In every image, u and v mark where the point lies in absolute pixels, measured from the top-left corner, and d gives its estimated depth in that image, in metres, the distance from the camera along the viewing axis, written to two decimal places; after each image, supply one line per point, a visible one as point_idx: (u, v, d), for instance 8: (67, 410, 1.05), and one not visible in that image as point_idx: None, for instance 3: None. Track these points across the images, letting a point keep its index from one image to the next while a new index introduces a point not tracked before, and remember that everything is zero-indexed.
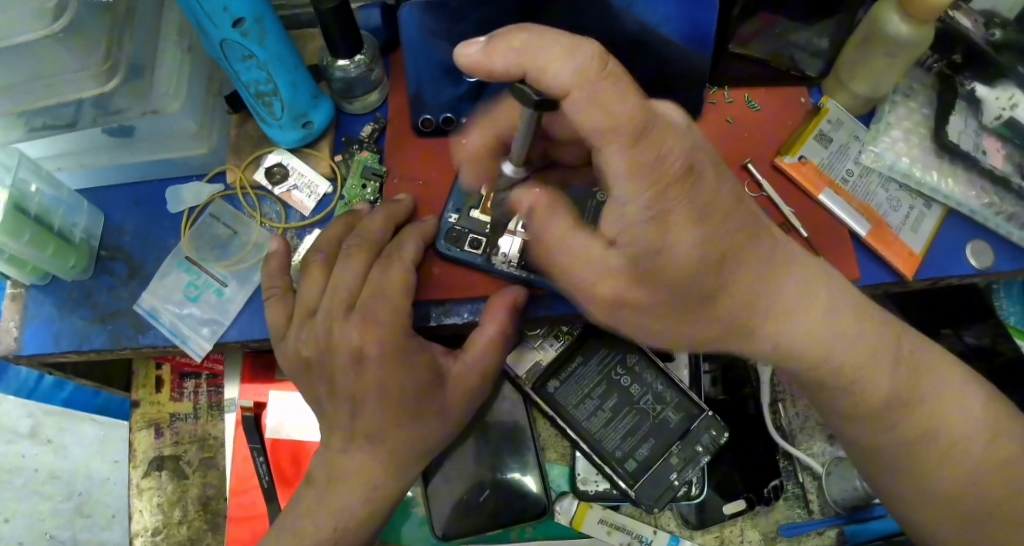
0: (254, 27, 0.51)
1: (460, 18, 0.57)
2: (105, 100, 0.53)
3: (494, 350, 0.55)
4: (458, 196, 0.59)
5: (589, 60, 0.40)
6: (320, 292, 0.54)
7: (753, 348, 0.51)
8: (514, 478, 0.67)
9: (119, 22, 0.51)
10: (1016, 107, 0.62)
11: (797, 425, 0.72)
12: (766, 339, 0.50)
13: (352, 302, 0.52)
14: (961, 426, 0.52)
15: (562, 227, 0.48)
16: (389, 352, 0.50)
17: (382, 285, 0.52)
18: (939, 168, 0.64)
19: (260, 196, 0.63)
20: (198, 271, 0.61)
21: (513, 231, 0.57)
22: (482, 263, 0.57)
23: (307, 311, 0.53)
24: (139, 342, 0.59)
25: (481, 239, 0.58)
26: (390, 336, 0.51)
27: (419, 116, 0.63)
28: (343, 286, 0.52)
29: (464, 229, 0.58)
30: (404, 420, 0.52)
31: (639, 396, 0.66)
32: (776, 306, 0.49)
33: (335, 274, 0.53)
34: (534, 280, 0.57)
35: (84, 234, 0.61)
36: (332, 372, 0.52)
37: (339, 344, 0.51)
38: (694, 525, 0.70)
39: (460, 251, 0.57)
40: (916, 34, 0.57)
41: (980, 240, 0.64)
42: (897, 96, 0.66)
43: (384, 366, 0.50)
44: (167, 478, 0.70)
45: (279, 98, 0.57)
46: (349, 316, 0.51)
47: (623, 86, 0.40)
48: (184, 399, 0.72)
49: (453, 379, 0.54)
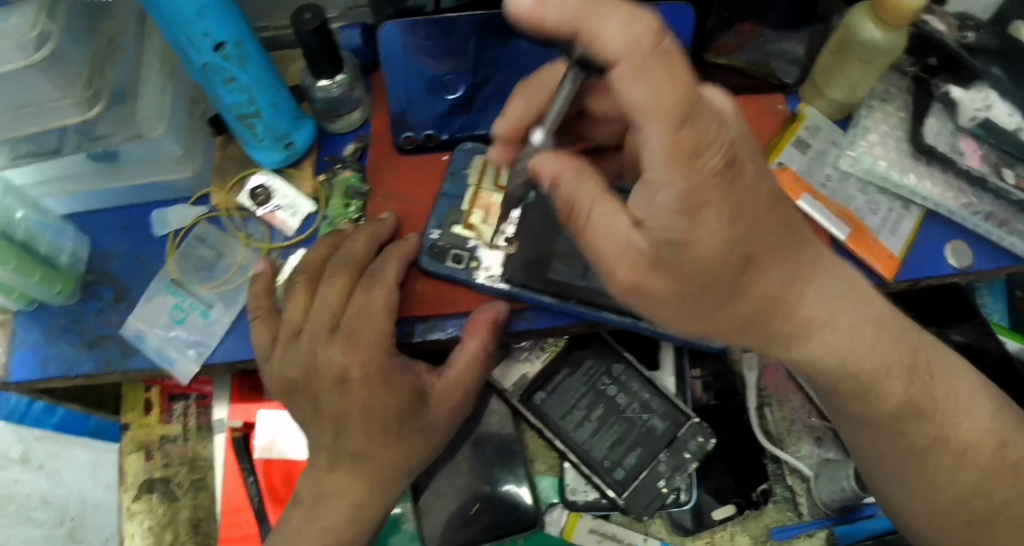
0: (235, 50, 0.53)
1: (444, 32, 0.60)
2: (89, 126, 0.54)
3: (477, 366, 0.55)
4: (441, 212, 0.60)
5: (646, 30, 0.33)
6: (305, 313, 0.54)
7: (773, 326, 0.45)
8: (508, 490, 0.67)
9: (101, 51, 0.52)
10: (991, 109, 0.64)
11: (784, 429, 0.73)
12: (781, 323, 0.45)
13: (336, 323, 0.52)
14: (971, 426, 0.52)
15: (584, 203, 0.41)
16: (372, 372, 0.51)
17: (367, 304, 0.52)
18: (917, 170, 0.65)
19: (244, 217, 0.63)
20: (184, 293, 0.61)
21: (496, 245, 0.59)
22: (465, 278, 0.57)
23: (291, 332, 0.54)
24: (127, 366, 0.59)
25: (464, 254, 0.58)
26: (374, 356, 0.51)
27: (400, 134, 0.63)
28: (326, 306, 0.53)
29: (447, 244, 0.58)
30: (389, 439, 0.52)
31: (626, 404, 0.66)
32: (797, 284, 0.44)
33: (320, 295, 0.53)
34: (519, 294, 0.57)
35: (71, 259, 0.61)
36: (317, 392, 0.52)
37: (324, 367, 0.51)
38: (688, 530, 0.69)
39: (443, 266, 0.58)
40: (887, 41, 0.58)
41: (959, 240, 0.65)
42: (874, 100, 0.67)
43: (367, 384, 0.51)
44: (157, 501, 0.70)
45: (261, 119, 0.58)
46: (333, 337, 0.52)
47: (680, 64, 0.33)
48: (173, 421, 0.72)
49: (439, 395, 0.54)
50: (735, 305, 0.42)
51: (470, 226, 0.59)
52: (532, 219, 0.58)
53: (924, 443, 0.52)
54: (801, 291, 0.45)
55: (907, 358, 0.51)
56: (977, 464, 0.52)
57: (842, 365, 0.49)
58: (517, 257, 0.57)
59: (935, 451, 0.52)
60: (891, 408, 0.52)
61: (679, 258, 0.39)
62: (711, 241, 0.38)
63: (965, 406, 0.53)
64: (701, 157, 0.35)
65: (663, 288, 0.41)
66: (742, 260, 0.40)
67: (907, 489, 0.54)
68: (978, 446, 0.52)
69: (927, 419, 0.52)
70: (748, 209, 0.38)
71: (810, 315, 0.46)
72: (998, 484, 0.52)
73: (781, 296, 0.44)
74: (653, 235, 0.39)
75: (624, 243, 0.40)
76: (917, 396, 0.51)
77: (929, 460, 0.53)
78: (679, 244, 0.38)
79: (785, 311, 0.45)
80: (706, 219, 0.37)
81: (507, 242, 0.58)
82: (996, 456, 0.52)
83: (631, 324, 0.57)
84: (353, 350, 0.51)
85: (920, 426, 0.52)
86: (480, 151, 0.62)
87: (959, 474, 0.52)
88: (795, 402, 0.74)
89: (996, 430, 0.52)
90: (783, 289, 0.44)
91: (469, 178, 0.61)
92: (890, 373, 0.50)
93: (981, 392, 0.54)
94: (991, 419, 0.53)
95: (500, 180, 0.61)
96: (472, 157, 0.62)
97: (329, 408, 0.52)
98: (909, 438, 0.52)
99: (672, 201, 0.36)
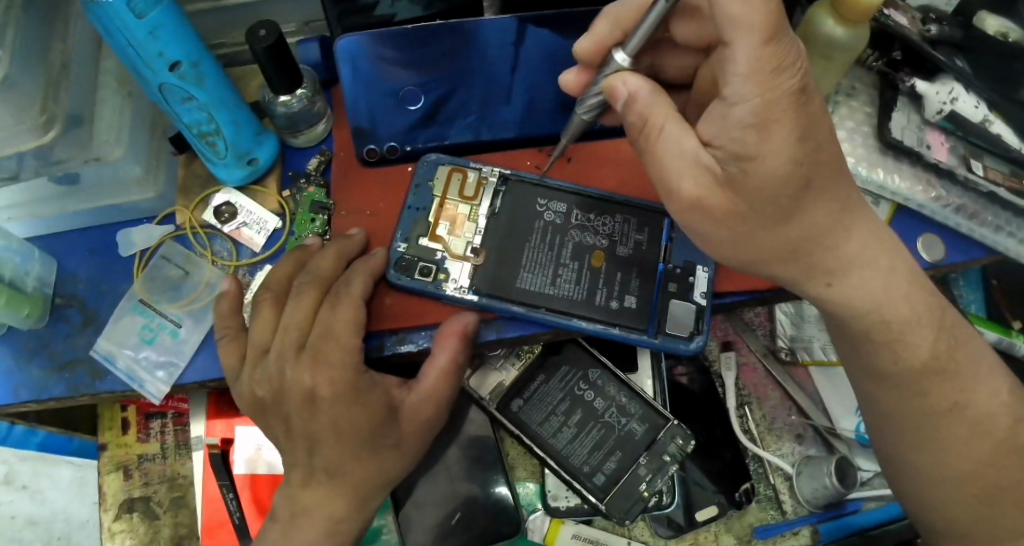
0: (191, 70, 0.53)
1: (415, 46, 0.63)
2: (46, 151, 0.53)
3: (449, 380, 0.54)
4: (407, 225, 0.60)
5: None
6: (272, 331, 0.54)
7: (817, 258, 0.48)
8: (500, 493, 0.67)
9: (56, 75, 0.51)
10: (956, 101, 0.62)
11: (765, 428, 0.73)
12: (825, 254, 0.49)
13: (304, 341, 0.52)
14: (985, 400, 0.51)
15: (657, 119, 0.46)
16: (340, 391, 0.50)
17: (332, 322, 0.52)
18: (885, 166, 0.64)
19: (210, 235, 0.63)
20: (152, 314, 0.60)
21: (464, 257, 0.58)
22: (432, 291, 0.57)
23: (258, 351, 0.53)
24: (98, 389, 0.59)
25: (431, 266, 0.58)
26: (342, 373, 0.50)
27: (363, 147, 0.63)
28: (292, 325, 0.52)
29: (414, 257, 0.58)
30: (363, 453, 0.51)
31: (603, 409, 0.66)
32: (849, 218, 0.48)
33: (286, 314, 0.53)
34: (489, 305, 0.57)
35: (37, 282, 0.61)
36: (286, 411, 0.51)
37: (291, 385, 0.51)
38: (681, 526, 0.69)
39: (410, 279, 0.58)
40: (850, 36, 0.58)
41: (931, 234, 0.66)
42: (839, 96, 0.66)
43: (337, 403, 0.50)
44: (138, 520, 0.71)
45: (221, 137, 0.58)
46: (300, 355, 0.51)
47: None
48: (151, 440, 0.72)
49: (410, 410, 0.53)
50: (789, 228, 0.46)
51: (437, 238, 0.59)
52: (496, 229, 0.59)
53: (944, 407, 0.50)
54: (847, 232, 0.48)
55: (935, 310, 0.51)
56: (991, 437, 0.50)
57: (872, 309, 0.50)
58: (483, 269, 0.58)
59: (953, 418, 0.50)
60: (917, 364, 0.51)
61: (743, 170, 0.43)
62: (777, 157, 0.43)
63: (985, 371, 0.52)
64: (780, 76, 0.41)
65: (723, 204, 0.45)
66: (801, 184, 0.44)
67: (918, 476, 0.51)
68: (996, 417, 0.50)
69: (937, 391, 0.50)
70: (816, 133, 0.43)
71: (853, 251, 0.49)
72: (1004, 465, 0.50)
73: (831, 224, 0.47)
74: (720, 151, 0.44)
75: (690, 160, 0.45)
76: (943, 351, 0.51)
77: (946, 432, 0.50)
78: (745, 159, 0.43)
79: (833, 242, 0.48)
80: (775, 134, 0.42)
81: (474, 253, 0.58)
82: (1013, 430, 0.50)
83: (601, 329, 0.57)
84: (321, 368, 0.50)
85: (943, 386, 0.50)
86: (444, 161, 0.62)
87: (971, 445, 0.50)
88: (774, 400, 0.74)
89: (1011, 407, 0.51)
90: (830, 220, 0.47)
91: (433, 189, 0.61)
92: (914, 322, 0.50)
93: (1000, 367, 0.53)
94: (1010, 393, 0.51)
95: (466, 191, 0.61)
96: (436, 168, 0.62)
97: (300, 427, 0.51)
98: (929, 398, 0.51)
99: (748, 114, 0.42)
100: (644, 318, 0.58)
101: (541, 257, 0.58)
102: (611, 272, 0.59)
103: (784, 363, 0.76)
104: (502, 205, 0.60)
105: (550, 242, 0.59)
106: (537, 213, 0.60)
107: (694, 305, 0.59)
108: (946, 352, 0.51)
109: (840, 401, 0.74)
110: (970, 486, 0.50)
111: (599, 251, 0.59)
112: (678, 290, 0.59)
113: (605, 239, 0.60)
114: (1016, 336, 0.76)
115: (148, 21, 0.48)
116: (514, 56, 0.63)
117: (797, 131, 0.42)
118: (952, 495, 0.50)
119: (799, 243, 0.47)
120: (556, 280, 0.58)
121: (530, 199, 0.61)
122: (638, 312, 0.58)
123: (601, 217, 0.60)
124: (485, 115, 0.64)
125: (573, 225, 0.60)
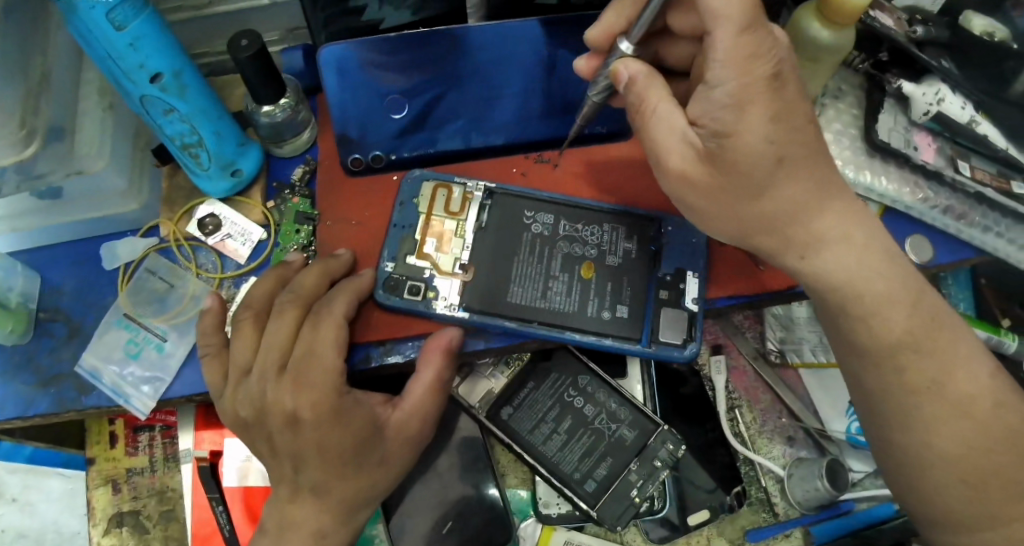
0: (173, 81, 0.52)
1: (400, 50, 0.60)
2: (28, 166, 0.52)
3: (435, 396, 0.55)
4: (394, 244, 0.59)
5: None
6: (254, 349, 0.53)
7: (793, 233, 0.48)
8: (491, 494, 0.67)
9: (35, 88, 0.51)
10: (943, 102, 0.62)
11: (756, 430, 0.73)
12: (797, 230, 0.48)
13: (285, 362, 0.51)
14: (966, 386, 0.48)
15: (653, 98, 0.47)
16: (323, 413, 0.49)
17: (315, 343, 0.51)
18: (871, 167, 0.64)
19: (194, 247, 0.63)
20: (137, 328, 0.60)
21: (453, 273, 0.58)
22: (422, 310, 0.57)
23: (241, 372, 0.52)
24: (83, 404, 0.58)
25: (419, 285, 0.57)
26: (325, 397, 0.49)
27: (348, 155, 0.63)
28: (275, 345, 0.51)
29: (402, 276, 0.58)
30: (347, 471, 0.51)
31: (593, 415, 0.66)
32: (810, 208, 0.47)
33: (268, 333, 0.52)
34: (476, 322, 0.57)
35: (21, 297, 0.60)
36: (270, 430, 0.51)
37: (273, 407, 0.50)
38: (675, 527, 0.69)
39: (399, 299, 0.57)
40: (837, 39, 0.58)
41: (920, 235, 0.66)
42: (826, 98, 0.66)
43: (320, 425, 0.49)
44: (128, 535, 0.70)
45: (205, 148, 0.58)
46: (282, 376, 0.50)
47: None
48: (139, 453, 0.72)
49: (394, 428, 0.53)
50: (762, 203, 0.47)
51: (424, 256, 0.58)
52: (484, 244, 0.59)
53: (922, 386, 0.48)
54: (814, 218, 0.48)
55: (909, 287, 0.50)
56: (972, 420, 0.47)
57: (846, 283, 0.49)
58: (474, 284, 0.57)
59: (931, 395, 0.48)
60: (881, 342, 0.49)
61: (722, 146, 0.44)
62: (753, 135, 0.44)
63: (963, 357, 0.49)
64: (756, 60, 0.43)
65: (709, 179, 0.46)
66: (774, 161, 0.45)
67: (903, 481, 0.49)
68: (976, 399, 0.48)
69: (911, 365, 0.48)
70: (792, 117, 0.44)
71: (824, 227, 0.49)
72: (985, 451, 0.47)
73: (806, 201, 0.47)
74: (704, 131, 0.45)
75: (679, 139, 0.47)
76: (919, 328, 0.49)
77: (924, 408, 0.48)
78: (723, 136, 0.44)
79: (807, 218, 0.48)
80: (751, 115, 0.43)
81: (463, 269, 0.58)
82: (993, 415, 0.47)
83: (595, 340, 0.57)
84: (303, 390, 0.50)
85: (920, 362, 0.48)
86: (428, 177, 0.61)
87: (947, 426, 0.47)
88: (765, 403, 0.74)
89: (993, 389, 0.48)
90: (808, 196, 0.47)
91: (419, 206, 0.60)
92: (881, 304, 0.49)
93: (981, 348, 0.50)
94: (990, 378, 0.49)
95: (451, 207, 0.60)
96: (421, 184, 0.61)
97: (284, 445, 0.50)
98: (905, 374, 0.48)
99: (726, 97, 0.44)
100: (637, 328, 0.57)
101: (531, 270, 0.58)
102: (601, 282, 0.58)
103: (774, 365, 0.76)
104: (489, 219, 0.60)
105: (539, 254, 0.59)
106: (524, 225, 0.60)
107: (687, 312, 0.58)
108: (925, 329, 0.49)
109: (831, 402, 0.74)
110: (959, 472, 0.47)
111: (588, 261, 0.59)
112: (670, 298, 0.59)
113: (594, 249, 0.59)
114: (1005, 334, 0.75)
115: (128, 32, 0.47)
116: (502, 58, 0.62)
117: (772, 112, 0.44)
118: (943, 479, 0.47)
119: (755, 221, 0.48)
120: (548, 293, 0.57)
121: (517, 211, 0.60)
122: (631, 322, 0.58)
123: (589, 227, 0.60)
124: (475, 119, 0.64)
125: (561, 236, 0.60)
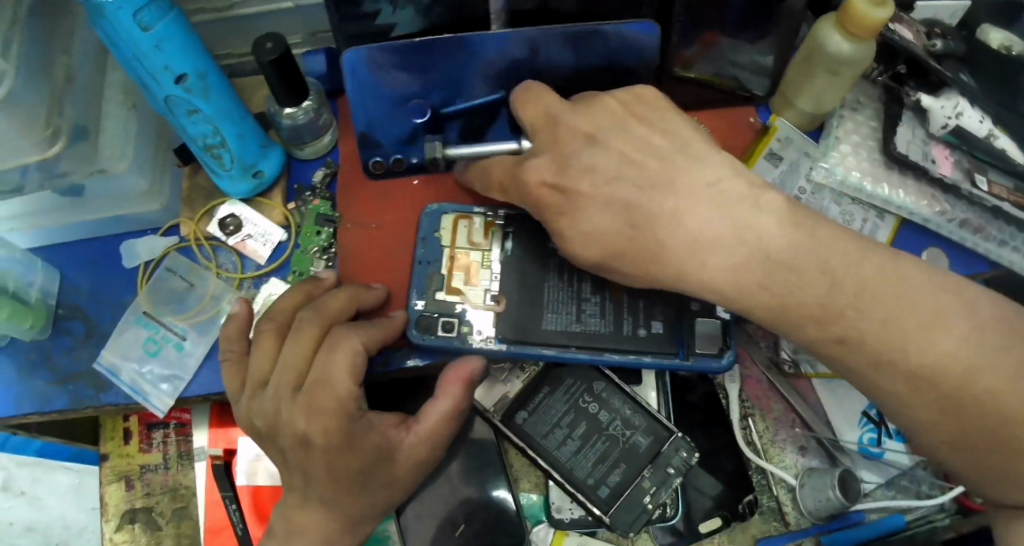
0: (197, 82, 0.52)
1: (418, 52, 0.58)
2: (51, 164, 0.52)
3: (449, 423, 0.54)
4: (420, 281, 0.60)
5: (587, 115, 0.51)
6: (272, 364, 0.52)
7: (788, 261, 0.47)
8: (499, 495, 0.67)
9: (60, 89, 0.51)
10: (962, 115, 0.62)
11: (767, 440, 0.73)
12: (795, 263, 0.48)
13: (301, 382, 0.50)
14: None
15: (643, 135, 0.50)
16: (341, 421, 0.49)
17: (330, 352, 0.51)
18: (890, 180, 0.65)
19: (214, 247, 0.63)
20: (157, 326, 0.61)
21: (484, 305, 0.59)
22: (457, 345, 0.57)
23: (258, 384, 0.52)
24: (100, 401, 0.59)
25: (453, 321, 0.58)
26: (337, 422, 0.49)
27: (369, 159, 0.63)
28: (290, 365, 0.50)
29: (434, 315, 0.58)
30: (360, 483, 0.51)
31: (607, 421, 0.67)
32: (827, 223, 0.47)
33: (285, 348, 0.51)
34: (516, 351, 0.57)
35: (40, 293, 0.61)
36: (282, 445, 0.51)
37: (285, 426, 0.50)
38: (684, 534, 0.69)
39: (434, 338, 0.58)
40: (858, 51, 0.58)
41: (935, 247, 0.66)
42: (843, 110, 0.67)
43: (336, 433, 0.49)
44: (140, 530, 0.71)
45: (227, 150, 0.58)
46: (296, 396, 0.50)
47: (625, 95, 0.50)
48: (153, 450, 0.72)
49: (407, 452, 0.53)
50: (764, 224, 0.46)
51: (454, 291, 0.59)
52: (511, 273, 0.60)
53: None
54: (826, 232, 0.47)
55: None
56: None
57: None
58: (507, 315, 0.58)
59: None
60: None
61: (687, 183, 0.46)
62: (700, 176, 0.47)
63: None
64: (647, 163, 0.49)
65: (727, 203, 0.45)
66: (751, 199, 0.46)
67: None
68: None
69: None
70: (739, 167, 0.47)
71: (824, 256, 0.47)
72: None
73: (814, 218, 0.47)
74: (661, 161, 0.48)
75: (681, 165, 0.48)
76: None
77: None
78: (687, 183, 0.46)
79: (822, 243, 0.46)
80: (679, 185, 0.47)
81: (495, 301, 0.59)
82: None
83: (634, 359, 0.57)
84: (315, 414, 0.49)
85: None
86: (447, 211, 0.62)
87: None
88: (777, 413, 0.74)
89: None
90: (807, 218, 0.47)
91: (441, 239, 0.61)
92: None
93: None
94: None
95: (474, 237, 0.61)
96: (439, 218, 0.62)
97: (296, 461, 0.51)
98: None
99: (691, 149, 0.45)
100: (672, 343, 0.58)
101: (561, 295, 0.58)
102: (633, 300, 0.58)
103: (786, 375, 0.74)
104: (514, 248, 0.60)
105: (568, 277, 0.59)
106: (549, 248, 0.60)
107: (717, 320, 0.58)
108: None
109: (844, 415, 0.73)
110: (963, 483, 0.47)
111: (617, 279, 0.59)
112: (701, 309, 0.59)
113: None
114: None
115: (153, 33, 0.47)
116: (523, 64, 0.59)
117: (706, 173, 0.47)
118: None
119: None
120: (582, 316, 0.58)
121: (541, 233, 0.60)
122: (666, 337, 0.58)
123: None
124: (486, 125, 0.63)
125: None
